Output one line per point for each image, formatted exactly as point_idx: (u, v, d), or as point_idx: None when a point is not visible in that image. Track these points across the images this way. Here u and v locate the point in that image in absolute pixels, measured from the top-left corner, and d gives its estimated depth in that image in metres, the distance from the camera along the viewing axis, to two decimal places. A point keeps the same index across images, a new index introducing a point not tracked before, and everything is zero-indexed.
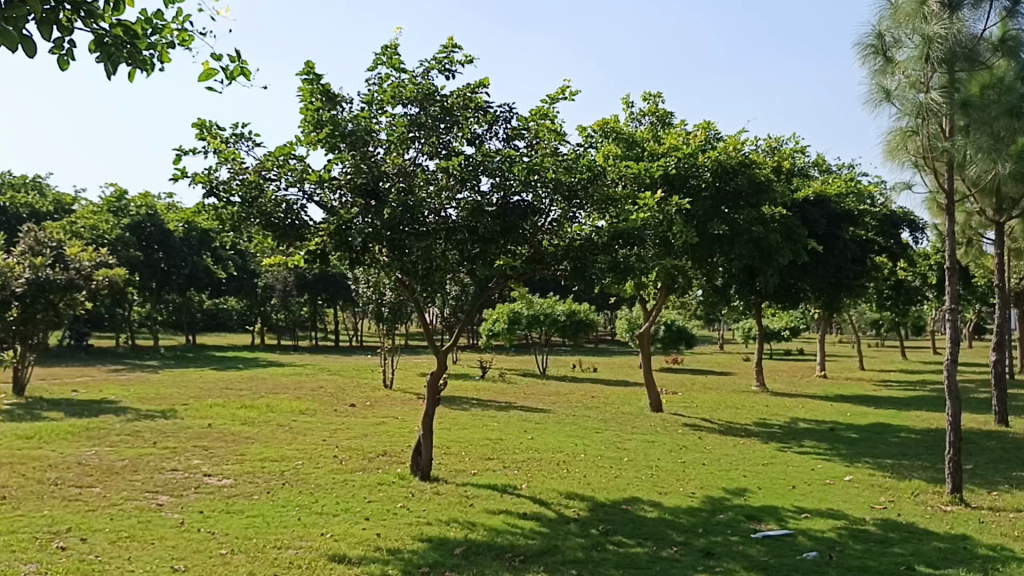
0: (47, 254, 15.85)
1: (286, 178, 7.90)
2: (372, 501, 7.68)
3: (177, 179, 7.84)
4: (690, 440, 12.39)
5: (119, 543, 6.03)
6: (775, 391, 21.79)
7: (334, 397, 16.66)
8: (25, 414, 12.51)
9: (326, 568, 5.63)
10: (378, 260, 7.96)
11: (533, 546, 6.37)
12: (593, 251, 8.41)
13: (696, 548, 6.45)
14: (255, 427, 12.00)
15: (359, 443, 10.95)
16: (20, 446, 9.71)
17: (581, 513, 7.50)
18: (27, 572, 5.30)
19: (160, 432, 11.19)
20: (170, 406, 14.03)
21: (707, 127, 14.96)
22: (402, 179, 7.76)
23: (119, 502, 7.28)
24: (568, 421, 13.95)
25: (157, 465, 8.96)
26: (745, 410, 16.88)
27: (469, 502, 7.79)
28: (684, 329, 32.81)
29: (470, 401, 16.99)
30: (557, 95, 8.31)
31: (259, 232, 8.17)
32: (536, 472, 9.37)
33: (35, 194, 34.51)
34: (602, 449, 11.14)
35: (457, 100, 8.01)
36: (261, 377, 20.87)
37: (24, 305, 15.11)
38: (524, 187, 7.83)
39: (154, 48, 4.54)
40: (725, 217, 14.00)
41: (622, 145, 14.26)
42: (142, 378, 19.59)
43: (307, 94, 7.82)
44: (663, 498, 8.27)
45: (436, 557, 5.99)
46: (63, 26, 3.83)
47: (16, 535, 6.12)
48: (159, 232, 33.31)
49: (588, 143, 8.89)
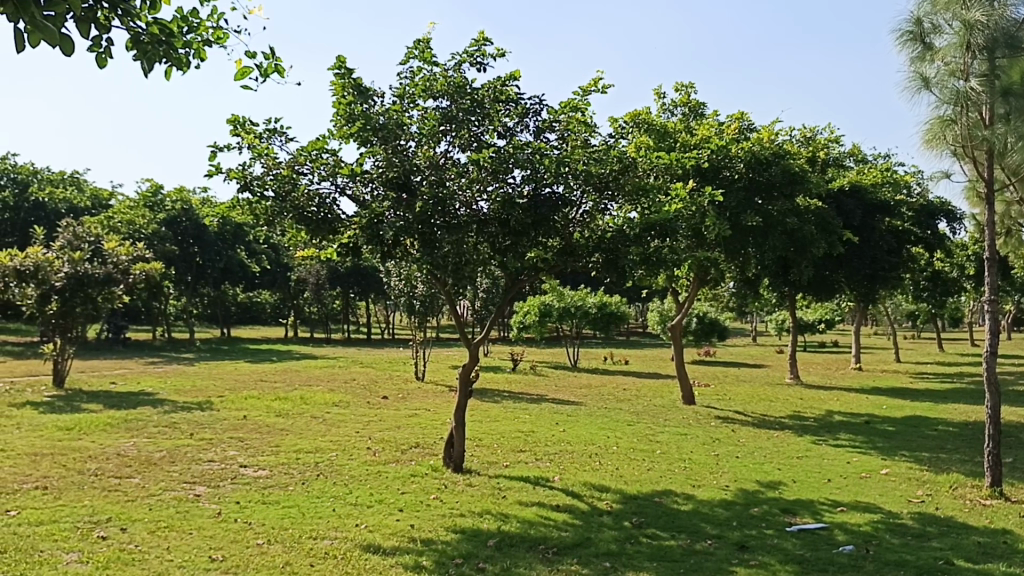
0: (85, 249, 16.09)
1: (319, 172, 7.96)
2: (405, 492, 7.73)
3: (212, 174, 7.95)
4: (723, 433, 12.33)
5: (157, 533, 6.12)
6: (809, 383, 21.58)
7: (366, 389, 16.78)
8: (66, 406, 12.78)
9: (360, 559, 5.68)
10: (409, 254, 8.00)
11: (566, 538, 6.37)
12: (625, 243, 8.37)
13: (730, 541, 6.42)
14: (290, 419, 12.12)
15: (391, 435, 11.03)
16: (61, 437, 9.91)
17: (614, 506, 7.49)
18: (69, 561, 5.41)
19: (197, 423, 11.35)
20: (207, 398, 14.22)
21: (740, 117, 14.82)
22: (434, 172, 7.78)
23: (157, 493, 7.39)
24: (600, 414, 13.94)
25: (194, 456, 9.09)
26: (779, 403, 16.76)
27: (501, 494, 7.81)
28: (717, 321, 32.60)
29: (501, 394, 17.04)
30: (589, 86, 8.27)
31: (292, 227, 8.25)
32: (569, 465, 9.37)
33: (72, 190, 35.12)
34: (635, 442, 11.12)
35: (487, 93, 8.02)
36: (294, 370, 21.06)
37: (64, 299, 15.42)
38: (555, 179, 7.83)
39: (190, 46, 4.60)
40: (759, 208, 13.88)
41: (653, 136, 14.16)
42: (178, 371, 19.87)
43: (339, 88, 7.88)
44: (696, 490, 8.23)
45: (469, 548, 6.02)
46: (101, 24, 3.89)
47: (58, 524, 6.24)
48: (193, 226, 33.76)
49: (620, 134, 8.84)
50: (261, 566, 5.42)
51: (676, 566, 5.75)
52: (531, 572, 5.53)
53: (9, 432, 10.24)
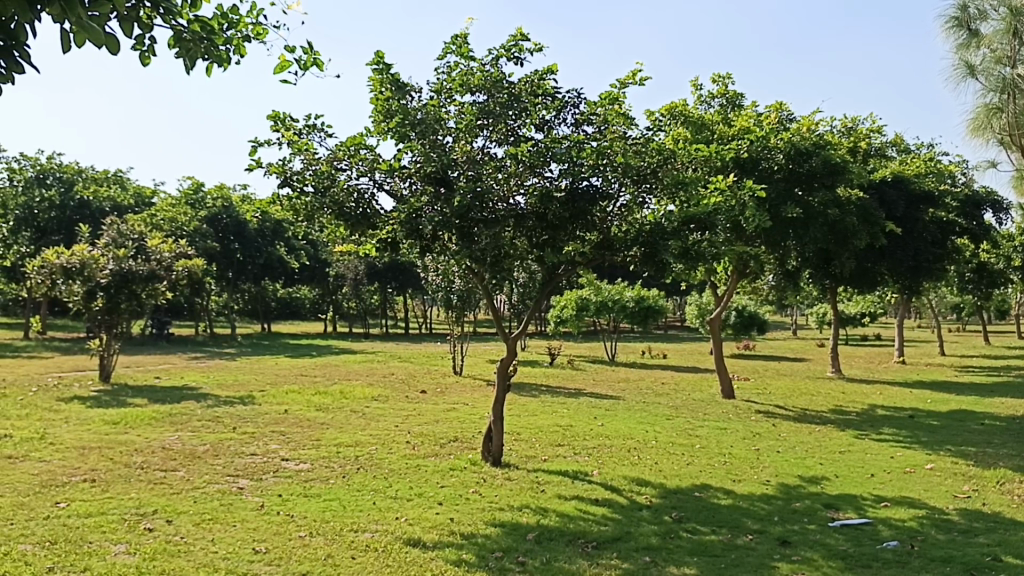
0: (129, 246, 16.36)
1: (357, 167, 8.01)
2: (445, 486, 7.77)
3: (253, 170, 8.05)
4: (763, 427, 12.20)
5: (202, 525, 6.22)
6: (851, 377, 21.33)
7: (405, 384, 16.87)
8: (112, 400, 13.01)
9: (401, 552, 5.72)
10: (447, 248, 8.05)
11: (605, 533, 6.35)
12: (664, 236, 8.22)
13: (772, 536, 6.36)
14: (330, 413, 12.23)
15: (430, 429, 11.07)
16: (108, 431, 10.09)
17: (654, 500, 7.45)
18: (117, 552, 5.52)
19: (239, 417, 11.52)
20: (248, 393, 14.42)
21: (779, 108, 14.64)
22: (471, 166, 7.80)
23: (201, 486, 7.51)
24: (638, 408, 13.90)
25: (237, 450, 9.21)
26: (821, 397, 16.54)
27: (540, 488, 7.81)
28: (756, 314, 32.26)
29: (539, 387, 17.04)
30: (627, 79, 8.22)
31: (331, 222, 8.31)
32: (607, 459, 9.34)
33: (116, 188, 35.78)
34: (674, 436, 11.04)
35: (525, 87, 8.00)
36: (334, 364, 21.29)
37: (109, 295, 15.70)
38: (593, 172, 7.80)
39: (230, 42, 4.64)
40: (799, 200, 13.73)
41: (691, 129, 14.04)
42: (221, 366, 20.14)
43: (377, 84, 7.93)
44: (736, 485, 8.16)
45: (509, 542, 6.03)
46: (144, 23, 3.95)
47: (106, 516, 6.36)
48: (234, 223, 34.22)
49: (658, 127, 8.78)
50: (304, 558, 5.48)
51: (717, 561, 5.71)
52: (571, 565, 5.53)
53: (58, 425, 10.45)
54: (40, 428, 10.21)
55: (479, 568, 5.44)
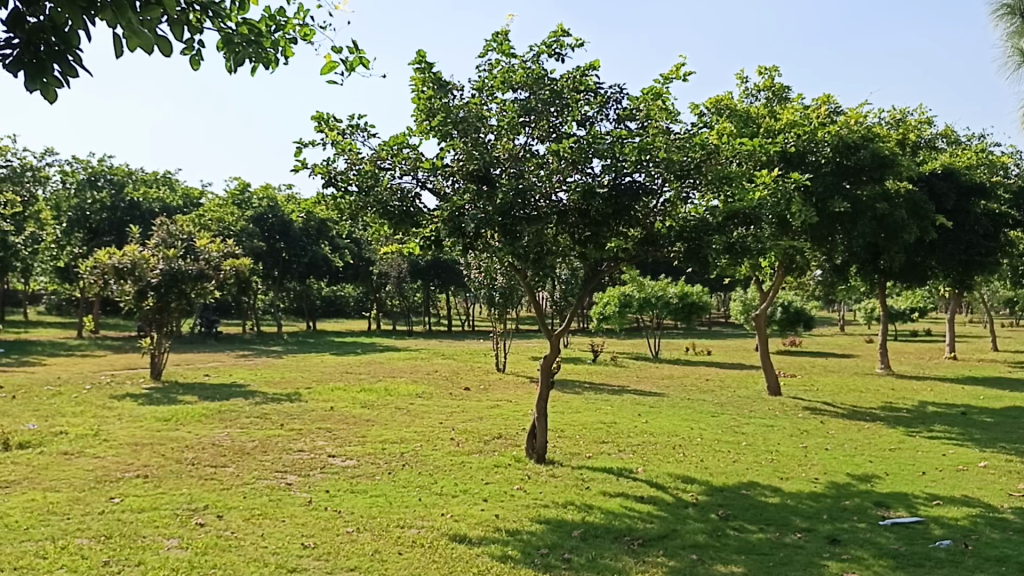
0: (178, 247, 16.66)
1: (401, 166, 8.07)
2: (490, 483, 7.80)
3: (298, 171, 8.16)
4: (811, 424, 12.05)
5: (252, 520, 6.31)
6: (901, 373, 21.00)
7: (449, 381, 16.98)
8: (163, 397, 13.28)
9: (447, 547, 5.76)
10: (490, 246, 8.06)
11: (651, 530, 6.33)
12: (707, 232, 8.21)
13: (820, 534, 6.29)
14: (375, 410, 12.34)
15: (474, 426, 11.13)
16: (160, 428, 10.31)
17: (699, 498, 7.40)
18: (170, 547, 5.63)
19: (287, 414, 11.69)
20: (295, 390, 14.64)
21: (826, 100, 14.44)
22: (513, 164, 7.84)
23: (250, 481, 7.63)
24: (683, 405, 13.83)
25: (285, 446, 9.34)
26: (870, 394, 16.29)
27: (585, 485, 7.80)
28: (803, 310, 31.84)
29: (582, 385, 17.02)
30: (670, 74, 8.16)
31: (374, 221, 8.37)
32: (653, 456, 9.30)
33: (165, 189, 36.49)
34: (720, 433, 10.94)
35: (567, 83, 7.97)
36: (378, 361, 21.57)
37: (160, 295, 15.97)
38: (635, 168, 7.74)
39: (278, 45, 4.70)
40: (847, 193, 13.51)
41: (736, 122, 13.95)
42: (268, 364, 20.43)
43: (419, 83, 7.97)
44: (784, 483, 8.07)
45: (554, 539, 6.03)
46: (194, 26, 4.03)
47: (159, 511, 6.50)
48: (280, 223, 34.71)
49: (702, 121, 8.70)
50: (351, 553, 5.54)
51: (765, 559, 5.66)
52: (618, 563, 5.51)
53: (111, 422, 10.69)
54: (94, 425, 10.46)
55: (525, 564, 5.46)
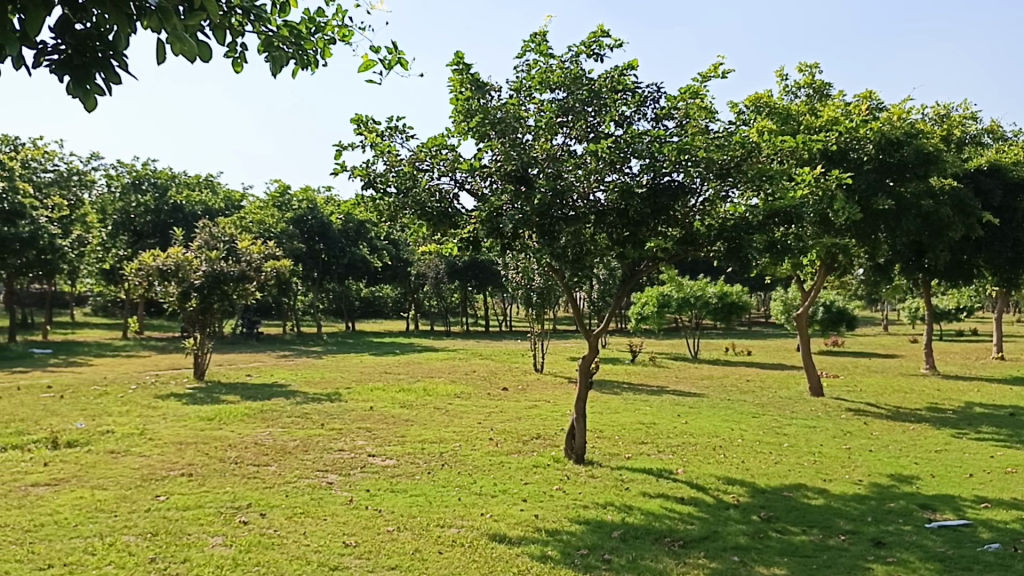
0: (220, 249, 16.89)
1: (439, 167, 8.11)
2: (529, 482, 7.80)
3: (338, 173, 8.24)
4: (854, 425, 11.85)
5: (294, 519, 6.38)
6: (946, 373, 20.61)
7: (487, 381, 17.04)
8: (207, 397, 13.49)
9: (487, 547, 5.77)
10: (528, 247, 8.06)
11: (692, 531, 6.28)
12: (748, 230, 8.12)
13: (865, 536, 6.19)
14: (414, 410, 12.41)
15: (513, 426, 11.14)
16: (203, 427, 10.46)
17: (741, 499, 7.34)
18: (215, 545, 5.70)
19: (327, 414, 11.79)
20: (335, 390, 14.76)
21: (868, 97, 14.23)
22: (551, 164, 7.83)
23: (292, 480, 7.71)
24: (723, 405, 13.70)
25: (326, 445, 9.42)
26: (914, 395, 16.03)
27: (625, 486, 7.77)
28: (845, 310, 31.41)
29: (620, 385, 16.95)
30: (709, 72, 8.10)
31: (413, 222, 8.41)
32: (692, 457, 9.24)
33: (208, 192, 37.00)
34: (761, 434, 10.82)
35: (605, 83, 7.95)
36: (417, 361, 21.71)
37: (203, 296, 16.19)
38: (674, 167, 7.66)
39: (317, 47, 4.75)
40: (890, 190, 13.29)
41: (776, 119, 13.89)
42: (308, 364, 20.63)
43: (457, 84, 8.01)
44: (828, 485, 7.96)
45: (594, 539, 6.02)
46: (235, 30, 4.10)
47: (204, 509, 6.59)
48: (319, 224, 35.09)
49: (743, 120, 8.62)
50: (393, 552, 5.58)
51: (809, 561, 5.59)
52: (658, 564, 5.47)
53: (156, 422, 10.84)
54: (140, 424, 10.64)
55: (565, 564, 5.45)
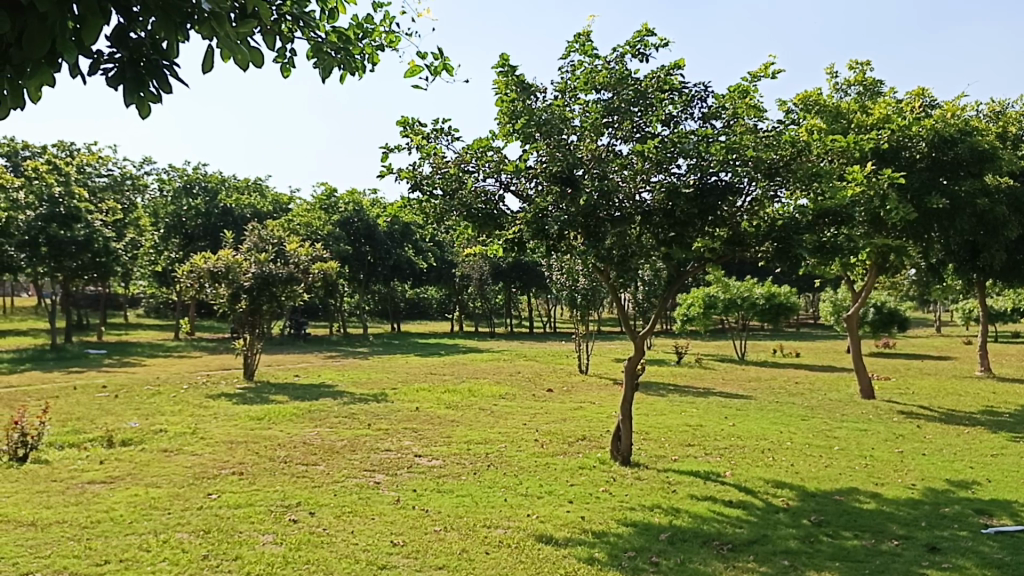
0: (269, 251, 17.14)
1: (484, 168, 8.14)
2: (574, 484, 7.80)
3: (384, 176, 8.32)
4: (907, 428, 11.63)
5: (343, 517, 6.45)
6: (1002, 376, 20.11)
7: (532, 382, 17.05)
8: (256, 396, 13.68)
9: (534, 548, 5.78)
10: (574, 247, 8.04)
11: (741, 535, 6.22)
12: (797, 230, 8.00)
13: (919, 542, 6.07)
14: (459, 410, 12.48)
15: (558, 427, 11.12)
16: (253, 426, 10.62)
17: (791, 503, 7.24)
18: (265, 542, 5.79)
19: (374, 414, 11.90)
20: (381, 390, 14.88)
21: (921, 94, 13.95)
22: (597, 164, 7.79)
23: (340, 480, 7.80)
24: (771, 408, 13.56)
25: (373, 445, 9.52)
26: (968, 397, 15.70)
27: (671, 488, 7.72)
28: (896, 311, 30.83)
29: (666, 386, 16.88)
30: (758, 71, 8.01)
31: (459, 224, 8.44)
32: (740, 460, 9.15)
33: (256, 195, 37.54)
34: (810, 437, 10.69)
35: (651, 83, 7.91)
36: (462, 362, 21.83)
37: (252, 297, 16.40)
38: (722, 167, 7.56)
39: (364, 52, 4.79)
40: (944, 189, 13.02)
41: (826, 118, 13.77)
42: (354, 364, 20.85)
43: (502, 86, 8.05)
44: (880, 488, 7.84)
45: (642, 541, 5.99)
46: (285, 36, 4.16)
47: (254, 508, 6.69)
48: (365, 227, 35.39)
49: (792, 119, 8.52)
50: (440, 552, 5.61)
51: (861, 566, 5.50)
52: (706, 567, 5.43)
53: (208, 421, 11.04)
54: (192, 423, 10.83)
55: (612, 566, 5.43)
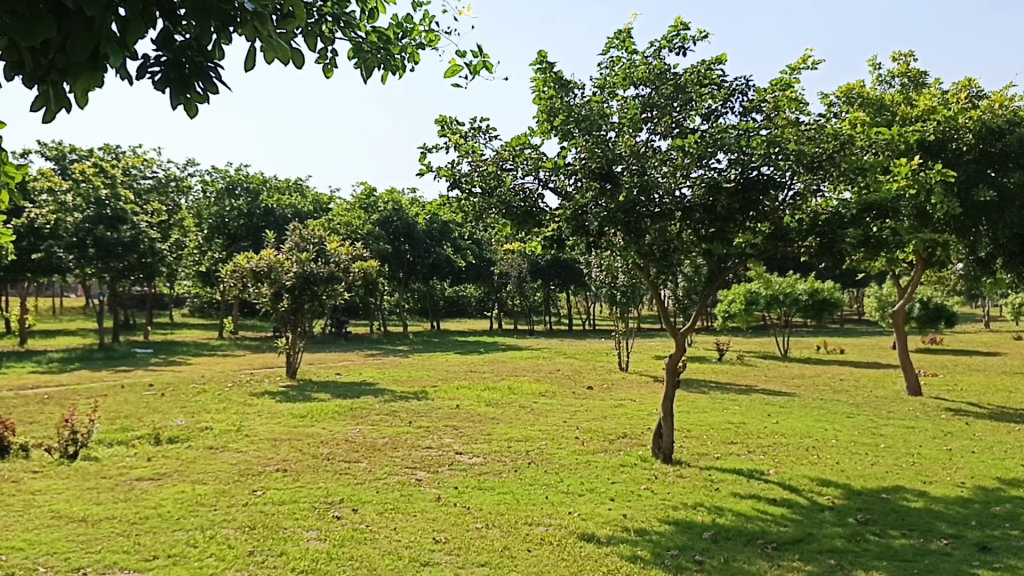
0: (310, 250, 17.33)
1: (522, 166, 8.13)
2: (616, 482, 7.76)
3: (423, 174, 8.37)
4: (955, 426, 11.42)
5: (385, 514, 6.49)
6: None
7: (572, 379, 16.99)
8: (298, 395, 13.81)
9: (576, 546, 5.77)
10: (614, 245, 8.00)
11: (786, 533, 6.15)
12: (841, 225, 7.87)
13: (969, 541, 5.94)
14: (499, 408, 12.51)
15: (599, 425, 11.10)
16: (296, 423, 10.75)
17: (836, 501, 7.13)
18: (310, 538, 5.86)
19: (415, 412, 11.99)
20: (422, 388, 14.95)
21: (967, 84, 13.66)
22: (636, 160, 7.73)
23: (383, 477, 7.86)
24: (815, 405, 13.40)
25: (414, 443, 9.58)
26: (1019, 394, 15.35)
27: (714, 487, 7.65)
28: (943, 306, 30.25)
29: (707, 384, 16.76)
30: (799, 64, 7.92)
31: (498, 221, 8.45)
32: (784, 458, 9.03)
33: (298, 195, 38.00)
34: (855, 435, 10.54)
35: (690, 77, 7.86)
36: (501, 360, 21.80)
37: (294, 297, 16.62)
38: (764, 161, 7.47)
39: (404, 51, 4.80)
40: (992, 181, 12.71)
41: (869, 111, 13.59)
42: (395, 362, 21.01)
43: (540, 83, 8.04)
44: (928, 487, 7.70)
45: (685, 540, 5.95)
46: (326, 37, 4.19)
47: (299, 504, 6.78)
48: (405, 226, 35.63)
49: (835, 111, 8.39)
50: (482, 549, 5.62)
51: (909, 566, 5.40)
52: (751, 566, 5.38)
53: (252, 419, 11.21)
54: (236, 421, 10.99)
55: (654, 564, 5.40)
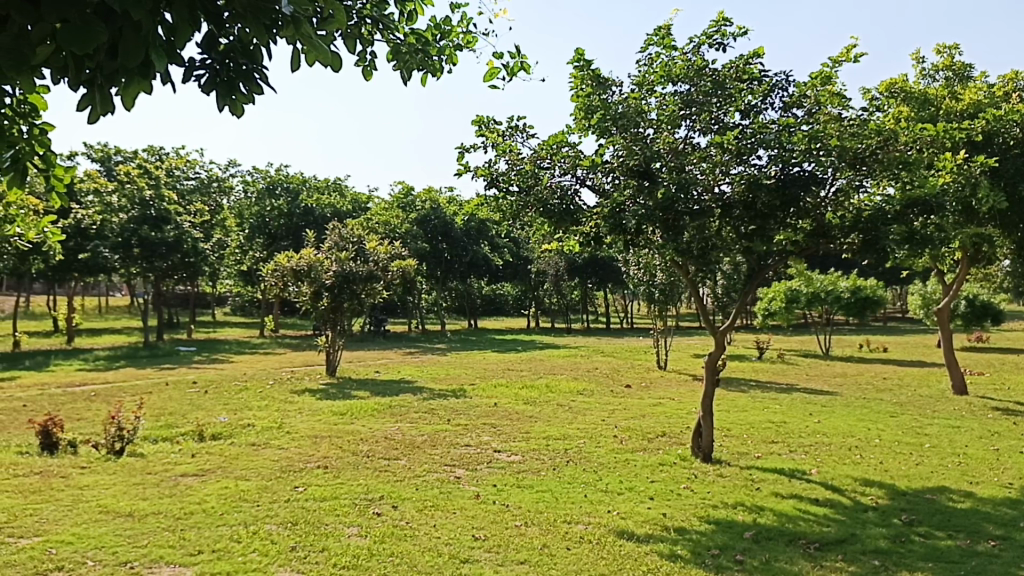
0: (350, 249, 17.46)
1: (560, 165, 8.13)
2: (655, 480, 7.73)
3: (461, 174, 8.40)
4: (1003, 426, 11.18)
5: (425, 511, 6.53)
6: None
7: (610, 378, 16.93)
8: (338, 393, 13.91)
9: (615, 544, 5.76)
10: (652, 242, 7.95)
11: (828, 534, 6.07)
12: (884, 221, 7.76)
13: (1017, 543, 5.83)
14: (537, 406, 12.51)
15: (637, 423, 11.04)
16: (337, 421, 10.85)
17: (880, 501, 7.03)
18: (351, 534, 5.91)
19: (453, 410, 12.02)
20: (460, 386, 15.00)
21: (1014, 77, 13.37)
22: (675, 157, 7.69)
23: (422, 474, 7.90)
24: (857, 404, 13.23)
25: (452, 441, 9.62)
26: None
27: (754, 486, 7.59)
28: (990, 304, 29.64)
29: (748, 382, 16.59)
30: (840, 57, 7.82)
31: (536, 220, 8.47)
32: (826, 458, 8.92)
33: (337, 194, 38.30)
34: (899, 434, 10.38)
35: (729, 73, 7.81)
36: (539, 359, 21.77)
37: (334, 295, 16.78)
38: (805, 157, 7.39)
39: (442, 52, 4.83)
40: None
41: (914, 105, 13.37)
42: (433, 361, 21.09)
43: (578, 81, 8.04)
44: (975, 487, 7.56)
45: (725, 539, 5.90)
46: (365, 38, 4.24)
47: (340, 500, 6.85)
48: (442, 224, 35.72)
49: (877, 106, 8.27)
50: (521, 547, 5.63)
51: (955, 567, 5.31)
52: (793, 566, 5.33)
53: (293, 416, 11.34)
54: (277, 418, 11.13)
55: (695, 564, 5.37)
